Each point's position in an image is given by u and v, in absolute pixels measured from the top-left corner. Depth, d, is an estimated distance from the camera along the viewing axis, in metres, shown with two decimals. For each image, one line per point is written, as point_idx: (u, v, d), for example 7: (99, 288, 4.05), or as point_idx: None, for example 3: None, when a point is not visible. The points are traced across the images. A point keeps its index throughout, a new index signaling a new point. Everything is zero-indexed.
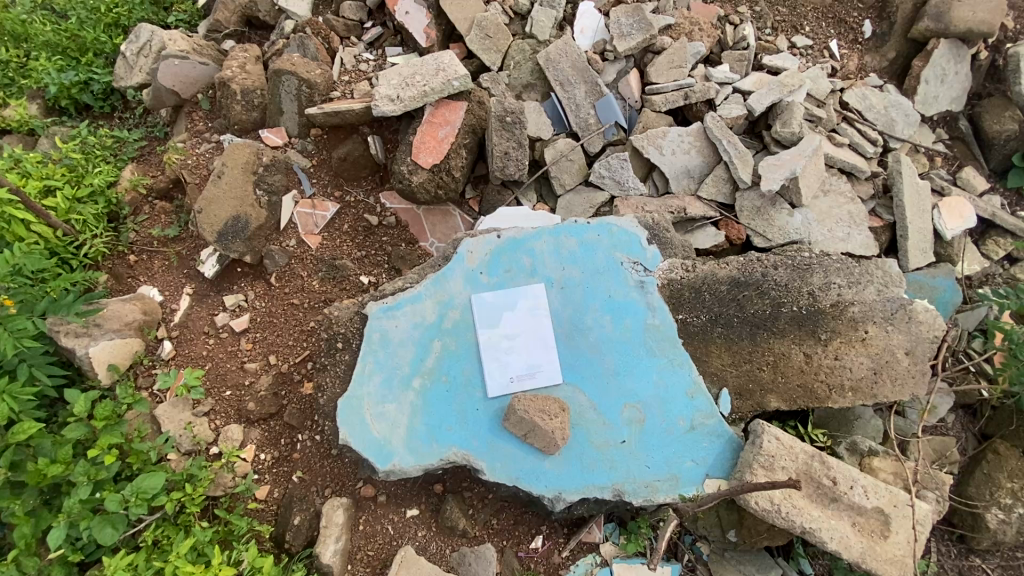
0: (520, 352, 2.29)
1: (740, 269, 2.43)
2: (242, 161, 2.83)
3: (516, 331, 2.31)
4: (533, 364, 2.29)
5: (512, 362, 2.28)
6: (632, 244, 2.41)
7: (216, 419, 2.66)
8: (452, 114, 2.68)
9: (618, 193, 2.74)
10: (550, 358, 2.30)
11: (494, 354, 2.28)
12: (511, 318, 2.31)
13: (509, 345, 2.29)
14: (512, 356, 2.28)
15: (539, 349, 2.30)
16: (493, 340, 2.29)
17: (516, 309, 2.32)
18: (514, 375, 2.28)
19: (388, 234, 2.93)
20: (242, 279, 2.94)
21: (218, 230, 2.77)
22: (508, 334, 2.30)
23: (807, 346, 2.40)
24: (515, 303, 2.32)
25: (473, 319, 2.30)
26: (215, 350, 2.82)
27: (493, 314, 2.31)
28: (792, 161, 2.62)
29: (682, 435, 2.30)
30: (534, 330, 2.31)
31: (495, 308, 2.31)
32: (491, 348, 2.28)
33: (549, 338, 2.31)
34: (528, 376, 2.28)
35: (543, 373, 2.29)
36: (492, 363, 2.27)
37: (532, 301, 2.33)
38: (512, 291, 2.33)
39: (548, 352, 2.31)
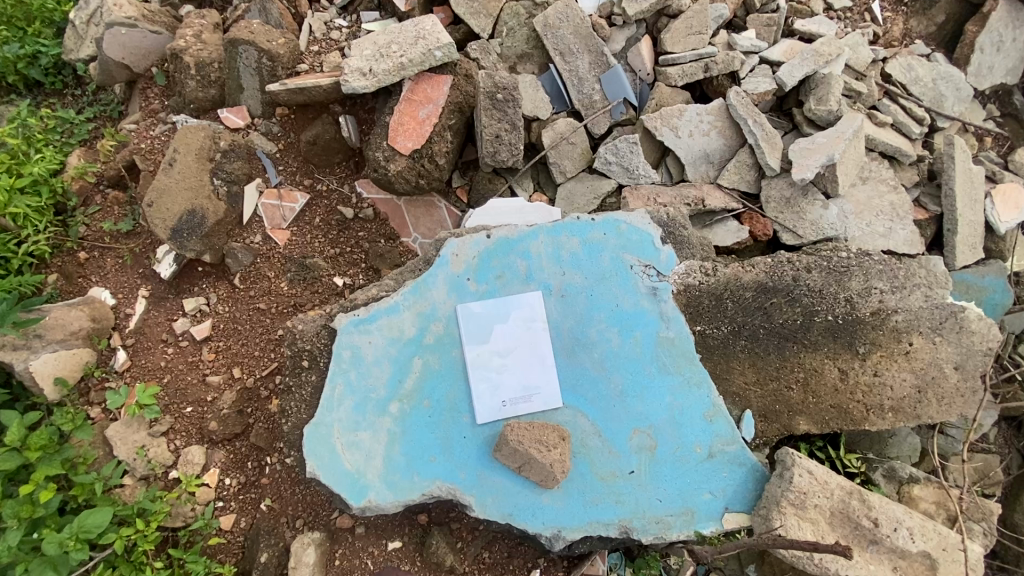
0: (515, 372, 1.99)
1: (768, 272, 2.09)
2: (195, 147, 2.48)
3: (508, 347, 2.00)
4: (528, 386, 1.99)
5: (504, 383, 1.98)
6: (645, 244, 2.07)
7: (176, 440, 2.39)
8: (435, 90, 2.31)
9: (627, 182, 2.38)
10: (547, 378, 2.00)
11: (482, 374, 1.97)
12: (503, 333, 2.00)
13: (500, 364, 1.98)
14: (503, 375, 1.98)
15: (535, 369, 2.00)
16: (482, 359, 1.98)
17: (508, 321, 2.01)
18: (506, 399, 1.98)
19: (365, 228, 2.58)
20: (204, 280, 2.63)
21: (171, 225, 2.44)
22: (499, 351, 1.99)
23: (843, 361, 2.10)
24: (507, 314, 2.01)
25: (458, 335, 1.99)
26: (175, 360, 2.54)
27: (482, 328, 1.99)
28: (830, 145, 2.25)
29: (699, 464, 2.02)
30: (530, 346, 2.00)
31: (484, 321, 2.00)
32: (480, 367, 1.98)
33: (547, 355, 2.01)
34: (523, 400, 1.99)
35: (539, 397, 1.99)
36: (481, 384, 1.97)
37: (528, 312, 2.01)
38: (503, 301, 2.01)
39: (546, 372, 2.00)
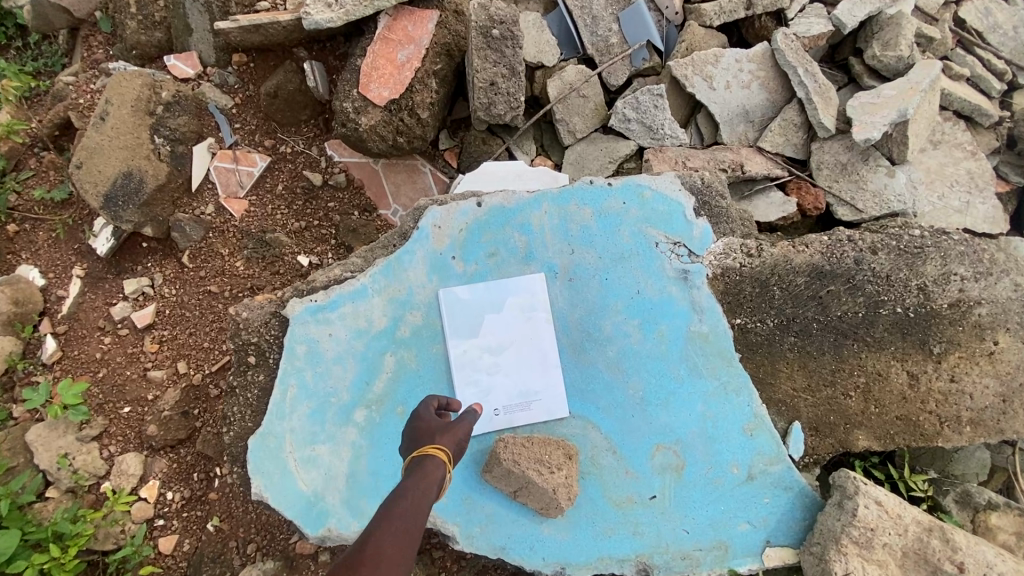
0: (510, 373, 1.61)
1: (825, 252, 1.69)
2: (131, 98, 2.06)
3: (502, 343, 1.61)
4: (526, 391, 1.61)
5: (497, 388, 1.60)
6: (673, 217, 1.67)
7: (110, 446, 2.03)
8: (418, 28, 1.90)
9: (650, 143, 1.97)
10: (550, 382, 1.62)
11: (469, 377, 1.59)
12: (496, 325, 1.62)
13: (491, 363, 1.61)
14: (496, 377, 1.61)
15: (535, 370, 1.62)
16: (469, 357, 1.60)
17: (502, 309, 1.62)
18: (498, 406, 1.60)
19: (335, 198, 2.17)
20: (148, 258, 2.22)
21: (104, 192, 2.05)
22: (491, 348, 1.61)
23: (912, 363, 1.71)
24: (501, 302, 1.62)
25: (440, 327, 1.61)
26: (113, 351, 2.15)
27: (470, 319, 1.61)
28: (901, 98, 1.84)
29: (735, 488, 1.64)
30: (529, 342, 1.62)
31: (472, 310, 1.61)
32: (466, 367, 1.60)
33: (550, 352, 1.62)
34: (520, 408, 1.61)
35: (539, 404, 1.61)
36: (468, 389, 1.59)
37: (527, 299, 1.62)
38: (496, 286, 1.62)
39: (549, 373, 1.62)
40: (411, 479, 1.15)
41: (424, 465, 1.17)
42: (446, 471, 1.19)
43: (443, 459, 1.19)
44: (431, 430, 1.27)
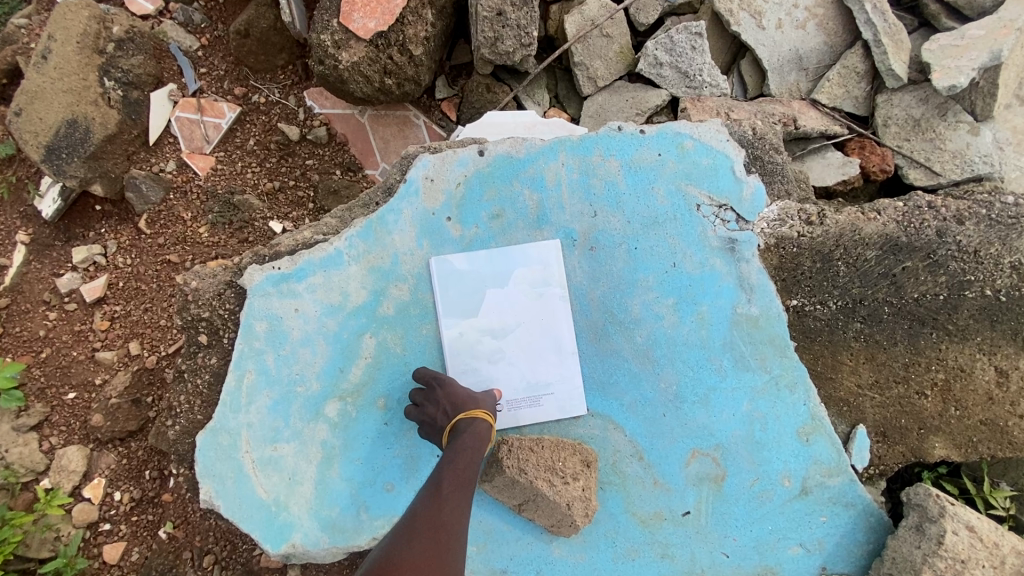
0: (515, 360, 1.33)
1: (900, 220, 1.39)
2: (77, 32, 1.76)
3: (507, 324, 1.32)
4: (534, 382, 1.33)
5: (499, 378, 1.32)
6: (718, 173, 1.37)
7: (51, 437, 1.76)
8: None
9: (686, 93, 1.67)
10: (564, 372, 1.34)
11: (466, 364, 1.31)
12: (500, 302, 1.32)
13: (492, 350, 1.32)
14: (498, 365, 1.32)
15: (547, 357, 1.33)
16: (466, 339, 1.31)
17: (507, 284, 1.32)
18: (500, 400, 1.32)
19: (314, 155, 1.87)
20: (103, 223, 1.94)
21: (47, 142, 1.75)
22: (493, 330, 1.32)
23: (1003, 357, 1.41)
24: (507, 274, 1.32)
25: (432, 303, 1.32)
26: (58, 329, 1.87)
27: (467, 294, 1.32)
28: (993, 38, 1.52)
29: (786, 503, 1.35)
30: (539, 324, 1.33)
31: (472, 284, 1.32)
32: (463, 351, 1.31)
33: (565, 337, 1.34)
34: (527, 402, 1.33)
35: (551, 398, 1.33)
36: (464, 378, 1.31)
37: (538, 271, 1.33)
38: (501, 254, 1.32)
39: (562, 362, 1.34)
40: (464, 435, 1.15)
41: (473, 424, 1.17)
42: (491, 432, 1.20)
43: (489, 421, 1.20)
44: (468, 393, 1.22)
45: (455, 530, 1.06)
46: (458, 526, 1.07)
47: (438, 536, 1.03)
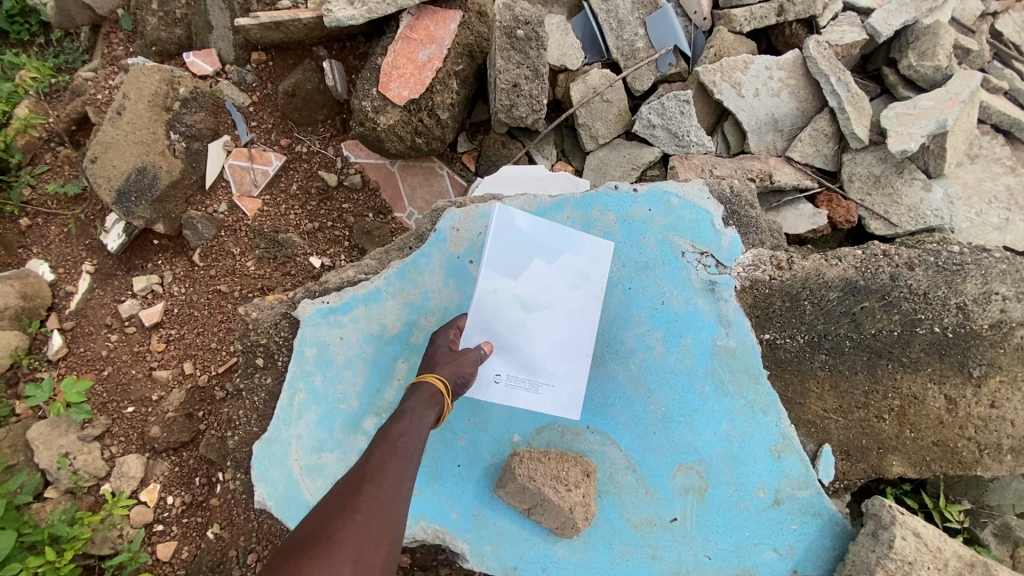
0: (535, 333, 1.42)
1: (859, 267, 1.61)
2: (149, 92, 2.04)
3: (540, 299, 1.43)
4: (539, 368, 1.44)
5: (511, 354, 1.41)
6: (701, 226, 1.60)
7: (111, 447, 1.98)
8: (440, 27, 1.85)
9: (675, 151, 1.91)
10: (572, 371, 1.47)
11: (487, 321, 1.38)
12: (544, 274, 1.44)
13: (518, 317, 1.40)
14: (516, 336, 1.40)
15: (565, 350, 1.46)
16: (499, 296, 1.39)
17: (555, 263, 1.44)
18: (502, 374, 1.41)
19: (350, 200, 2.13)
20: (159, 256, 2.18)
21: (117, 187, 2.01)
22: (526, 298, 1.42)
23: (950, 386, 1.62)
24: (557, 255, 1.45)
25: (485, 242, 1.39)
26: (118, 349, 2.11)
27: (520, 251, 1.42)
28: (940, 109, 1.76)
29: (761, 513, 1.55)
30: (568, 312, 1.46)
31: (527, 246, 1.41)
32: (487, 309, 1.38)
33: (586, 339, 1.48)
34: (525, 384, 1.43)
35: (547, 390, 1.46)
36: (477, 335, 1.38)
37: (583, 264, 1.48)
38: (560, 233, 1.45)
39: (578, 362, 1.48)
40: (415, 400, 1.23)
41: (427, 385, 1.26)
42: (441, 399, 1.24)
43: (437, 384, 1.25)
44: (434, 358, 1.32)
45: (380, 499, 1.07)
46: (383, 495, 1.08)
47: (375, 497, 1.07)
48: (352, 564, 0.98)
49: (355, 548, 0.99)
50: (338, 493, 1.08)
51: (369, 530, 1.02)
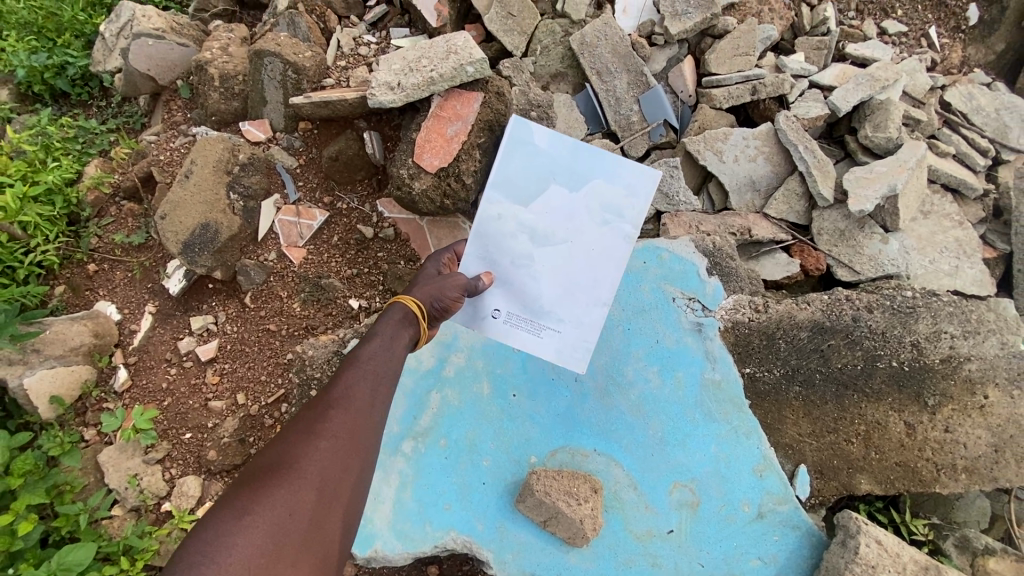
0: (546, 259, 1.62)
1: (826, 310, 1.90)
2: (213, 159, 2.38)
3: (555, 227, 1.63)
4: (541, 312, 1.62)
5: (513, 293, 1.62)
6: (688, 275, 1.92)
7: (172, 469, 2.23)
8: (465, 106, 2.19)
9: (667, 210, 2.20)
10: (579, 317, 1.63)
11: (491, 255, 1.60)
12: (559, 205, 1.64)
13: (528, 243, 1.62)
14: (519, 272, 1.61)
15: (575, 295, 1.62)
16: (510, 221, 1.62)
17: (575, 193, 1.64)
18: (501, 310, 1.62)
19: (384, 249, 2.44)
20: (212, 298, 2.45)
21: (183, 239, 2.32)
22: (536, 232, 1.63)
23: (909, 414, 1.87)
24: (578, 187, 1.64)
25: (503, 170, 1.63)
26: (177, 382, 2.36)
27: (534, 183, 1.63)
28: (892, 174, 2.07)
29: (746, 525, 1.79)
30: (584, 241, 1.63)
31: (546, 174, 1.64)
32: (492, 241, 1.61)
33: (600, 271, 1.63)
34: (527, 324, 1.62)
35: (550, 334, 1.63)
36: (478, 266, 1.61)
37: (608, 195, 1.64)
38: (585, 162, 1.64)
39: (586, 307, 1.63)
40: (385, 330, 1.44)
41: (398, 313, 1.47)
42: (409, 322, 1.46)
43: (406, 306, 1.47)
44: (417, 283, 1.55)
45: (346, 421, 1.30)
46: (349, 417, 1.30)
47: (336, 428, 1.28)
48: (313, 490, 1.21)
49: (316, 475, 1.22)
50: (303, 425, 1.29)
51: (331, 454, 1.25)
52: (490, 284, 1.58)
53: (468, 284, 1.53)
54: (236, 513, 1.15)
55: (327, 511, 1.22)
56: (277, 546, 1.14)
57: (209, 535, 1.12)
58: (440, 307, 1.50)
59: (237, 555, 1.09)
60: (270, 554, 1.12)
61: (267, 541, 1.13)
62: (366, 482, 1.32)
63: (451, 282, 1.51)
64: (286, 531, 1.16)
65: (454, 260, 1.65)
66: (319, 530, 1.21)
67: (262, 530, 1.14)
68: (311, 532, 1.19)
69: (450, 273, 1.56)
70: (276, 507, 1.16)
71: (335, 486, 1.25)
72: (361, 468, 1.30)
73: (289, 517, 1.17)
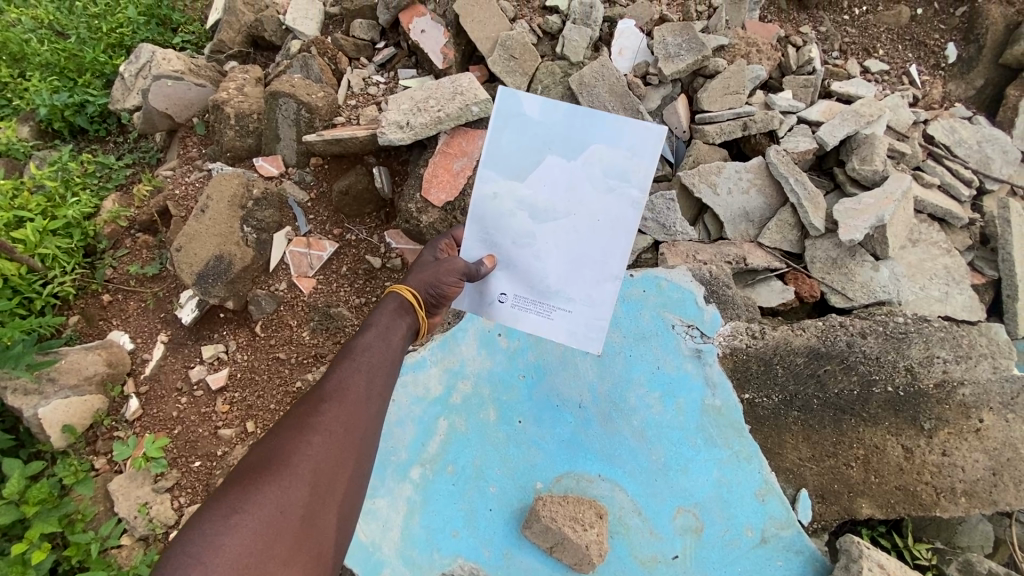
0: (548, 236, 1.56)
1: (820, 336, 1.97)
2: (229, 194, 2.48)
3: (555, 201, 1.55)
4: (548, 292, 1.57)
5: (518, 274, 1.58)
6: (687, 303, 2.00)
7: (180, 497, 2.25)
8: (470, 143, 2.32)
9: (664, 238, 2.27)
10: (589, 294, 1.55)
11: (490, 237, 1.57)
12: (556, 177, 1.56)
13: (527, 222, 1.56)
14: (522, 253, 1.57)
15: (583, 272, 1.55)
16: (508, 199, 1.56)
17: (571, 162, 1.55)
18: (507, 294, 1.59)
19: (391, 278, 2.51)
20: (224, 327, 2.51)
21: (197, 270, 2.40)
22: (535, 209, 1.56)
23: (906, 437, 1.90)
24: (574, 156, 1.54)
25: (496, 146, 1.57)
26: (188, 411, 2.40)
27: (528, 157, 1.56)
28: (879, 206, 2.15)
29: (750, 550, 1.81)
30: (587, 212, 1.54)
31: (540, 146, 1.56)
32: (491, 222, 1.57)
33: (606, 244, 1.53)
34: (535, 306, 1.58)
35: (560, 315, 1.57)
36: (480, 249, 1.59)
37: (608, 161, 1.51)
38: (579, 129, 1.54)
39: (595, 283, 1.54)
40: (380, 322, 1.46)
41: (393, 303, 1.50)
42: (407, 312, 1.50)
43: (403, 294, 1.51)
44: (411, 272, 1.58)
45: (340, 414, 1.28)
46: (343, 410, 1.29)
47: (331, 421, 1.26)
48: (307, 485, 1.17)
49: (309, 470, 1.18)
50: (295, 420, 1.26)
51: (326, 448, 1.23)
52: (492, 268, 1.56)
53: (468, 269, 1.53)
54: (224, 512, 1.09)
55: (320, 508, 1.19)
56: (268, 544, 1.09)
57: (194, 536, 1.06)
58: (437, 294, 1.53)
59: (227, 553, 1.04)
60: (260, 554, 1.07)
61: (258, 539, 1.08)
62: (360, 479, 1.29)
63: (446, 269, 1.52)
64: (278, 529, 1.11)
65: (454, 246, 1.67)
66: (312, 529, 1.16)
67: (252, 528, 1.08)
68: (304, 530, 1.15)
69: (446, 258, 1.56)
70: (267, 504, 1.12)
71: (328, 482, 1.21)
72: (356, 464, 1.27)
73: (280, 515, 1.12)
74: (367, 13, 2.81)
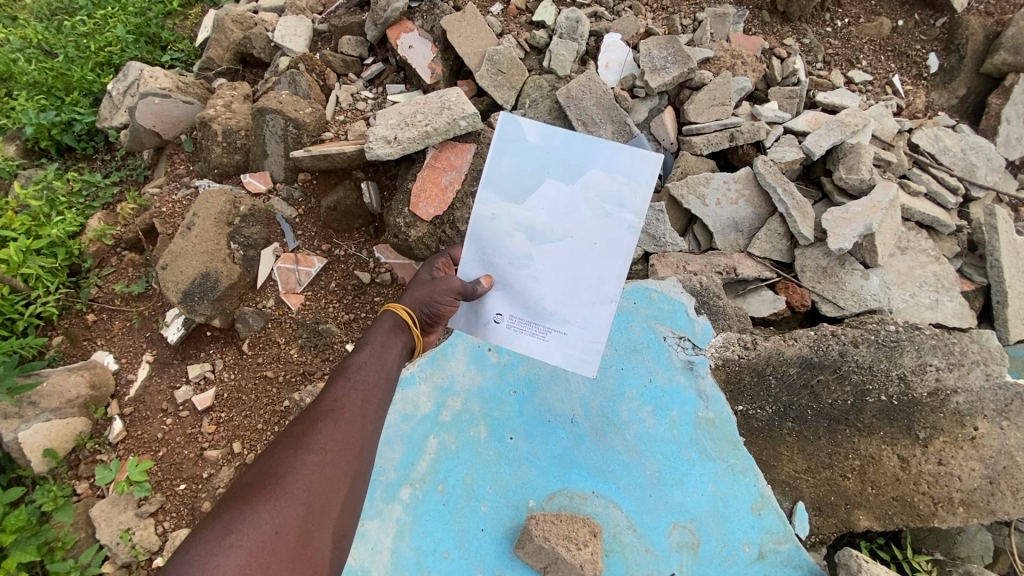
0: (545, 257, 1.54)
1: (812, 345, 1.95)
2: (215, 211, 2.46)
3: (553, 222, 1.54)
4: (544, 313, 1.54)
5: (515, 295, 1.56)
6: (677, 314, 1.99)
7: (164, 521, 2.19)
8: (459, 157, 2.32)
9: (654, 250, 2.26)
10: (585, 315, 1.52)
11: (487, 257, 1.55)
12: (554, 200, 1.55)
13: (525, 242, 1.55)
14: (519, 273, 1.55)
15: (580, 293, 1.52)
16: (506, 221, 1.55)
17: (570, 186, 1.54)
18: (503, 314, 1.57)
19: (381, 293, 2.48)
20: (210, 346, 2.47)
21: (183, 289, 2.36)
22: (533, 230, 1.55)
23: (901, 447, 1.88)
24: (573, 180, 1.54)
25: (494, 166, 1.56)
26: (173, 432, 2.34)
27: (527, 179, 1.55)
28: (866, 214, 2.15)
29: (748, 565, 1.79)
30: (585, 234, 1.52)
31: (539, 169, 1.55)
32: (489, 243, 1.56)
33: (603, 265, 1.51)
34: (531, 327, 1.55)
35: (556, 337, 1.54)
36: (476, 270, 1.57)
37: (606, 187, 1.51)
38: (577, 155, 1.54)
39: (592, 305, 1.52)
40: (377, 338, 1.44)
41: (389, 320, 1.48)
42: (404, 328, 1.48)
43: (400, 312, 1.49)
44: (404, 293, 1.56)
45: (337, 430, 1.25)
46: (339, 426, 1.26)
47: (326, 439, 1.23)
48: (303, 504, 1.14)
49: (304, 488, 1.15)
50: (291, 437, 1.23)
51: (322, 465, 1.19)
52: (489, 288, 1.54)
53: (464, 288, 1.51)
54: (219, 532, 1.06)
55: (316, 527, 1.15)
56: (262, 566, 1.05)
57: (188, 557, 1.03)
58: (432, 313, 1.51)
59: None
60: (254, 575, 1.03)
61: (252, 560, 1.05)
62: (359, 498, 1.25)
63: (441, 288, 1.50)
64: (273, 550, 1.08)
65: (451, 265, 1.65)
66: (308, 548, 1.13)
67: (247, 548, 1.05)
68: (300, 550, 1.11)
69: (441, 277, 1.55)
70: (262, 524, 1.09)
71: (325, 500, 1.18)
72: (353, 482, 1.23)
73: (276, 535, 1.09)
74: (356, 29, 2.82)
